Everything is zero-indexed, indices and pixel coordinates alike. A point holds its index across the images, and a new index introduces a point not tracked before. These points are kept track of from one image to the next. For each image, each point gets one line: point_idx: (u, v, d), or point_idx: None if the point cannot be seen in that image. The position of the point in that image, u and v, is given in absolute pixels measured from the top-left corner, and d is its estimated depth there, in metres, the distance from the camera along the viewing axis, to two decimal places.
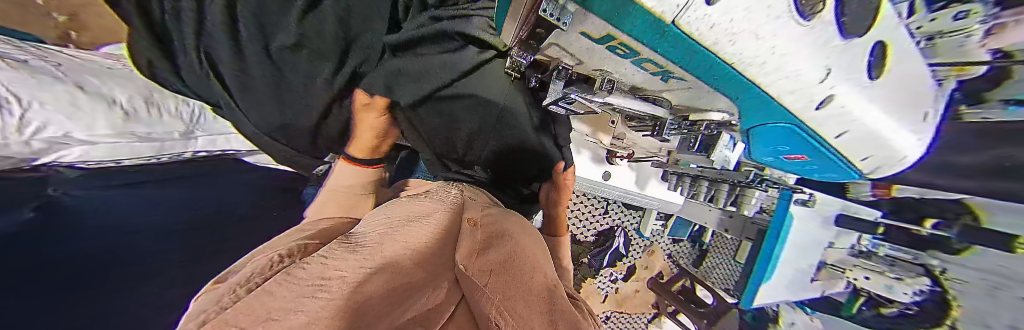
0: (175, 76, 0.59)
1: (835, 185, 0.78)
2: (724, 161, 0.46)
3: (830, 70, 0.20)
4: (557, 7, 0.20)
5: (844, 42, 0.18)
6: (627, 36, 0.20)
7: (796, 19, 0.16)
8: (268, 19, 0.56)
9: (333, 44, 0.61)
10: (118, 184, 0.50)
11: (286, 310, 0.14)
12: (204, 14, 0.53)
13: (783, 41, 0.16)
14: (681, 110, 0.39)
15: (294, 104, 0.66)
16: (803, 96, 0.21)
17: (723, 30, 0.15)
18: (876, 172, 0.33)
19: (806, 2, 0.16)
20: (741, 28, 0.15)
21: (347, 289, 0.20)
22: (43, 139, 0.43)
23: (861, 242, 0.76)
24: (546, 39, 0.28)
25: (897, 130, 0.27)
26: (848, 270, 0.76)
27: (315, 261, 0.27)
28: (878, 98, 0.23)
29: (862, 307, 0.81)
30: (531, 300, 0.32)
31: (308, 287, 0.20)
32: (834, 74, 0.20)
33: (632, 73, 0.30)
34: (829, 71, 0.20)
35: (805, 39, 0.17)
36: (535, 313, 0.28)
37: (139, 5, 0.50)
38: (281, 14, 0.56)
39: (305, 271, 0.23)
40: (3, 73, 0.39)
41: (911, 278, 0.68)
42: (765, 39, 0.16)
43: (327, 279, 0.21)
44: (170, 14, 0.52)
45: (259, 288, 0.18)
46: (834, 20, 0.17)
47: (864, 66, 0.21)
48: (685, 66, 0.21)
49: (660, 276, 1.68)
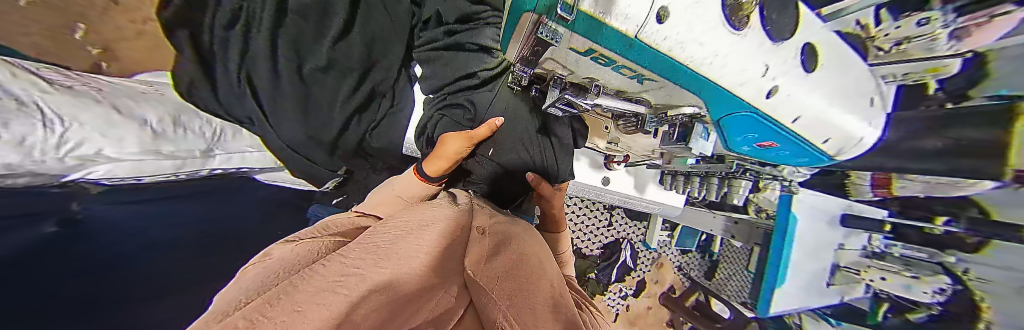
0: (211, 96, 0.63)
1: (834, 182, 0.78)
2: (702, 147, 0.49)
3: (769, 66, 0.23)
4: (549, 30, 0.23)
5: (776, 44, 0.23)
6: (608, 50, 0.22)
7: (730, 29, 0.20)
8: (304, 47, 0.65)
9: (358, 64, 0.70)
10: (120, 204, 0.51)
11: (306, 302, 0.15)
12: (248, 40, 0.61)
13: (724, 46, 0.20)
14: (660, 107, 0.41)
15: (319, 117, 0.71)
16: (754, 91, 0.24)
17: (673, 41, 0.19)
18: (841, 153, 0.34)
19: (735, 18, 0.20)
20: (686, 37, 0.19)
21: (360, 288, 0.20)
22: (76, 156, 0.43)
23: (873, 243, 0.75)
24: (544, 54, 0.31)
25: (848, 118, 0.29)
26: (864, 272, 0.73)
27: (333, 259, 0.27)
28: (820, 89, 0.26)
29: (887, 314, 0.78)
30: (537, 307, 0.32)
31: (326, 281, 0.20)
32: (773, 68, 0.23)
33: (614, 78, 0.33)
34: (768, 67, 0.23)
35: (741, 44, 0.21)
36: (540, 321, 0.28)
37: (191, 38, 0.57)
38: (315, 44, 0.66)
39: (320, 267, 0.24)
40: (55, 97, 0.42)
41: (931, 276, 0.66)
42: (706, 46, 0.20)
43: (344, 275, 0.22)
44: (219, 42, 0.60)
45: (284, 283, 0.20)
46: (761, 26, 0.21)
47: (800, 63, 0.24)
48: (654, 71, 0.24)
49: (672, 290, 1.61)
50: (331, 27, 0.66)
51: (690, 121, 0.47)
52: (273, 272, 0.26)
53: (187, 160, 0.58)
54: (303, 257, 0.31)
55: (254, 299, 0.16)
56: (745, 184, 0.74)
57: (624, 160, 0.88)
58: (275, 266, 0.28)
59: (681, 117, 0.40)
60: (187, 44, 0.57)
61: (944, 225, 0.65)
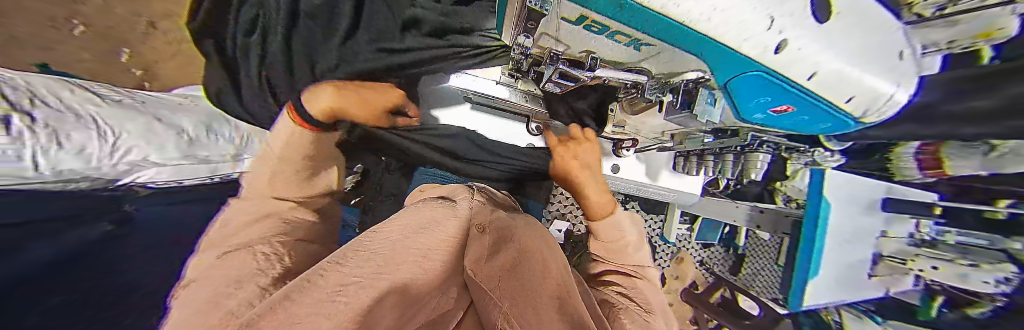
0: (238, 106, 0.70)
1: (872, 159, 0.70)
2: (708, 115, 0.44)
3: (776, 18, 0.20)
4: None
5: None
6: (598, 14, 0.22)
7: None
8: (314, 47, 0.67)
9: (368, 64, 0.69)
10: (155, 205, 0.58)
11: (317, 309, 0.13)
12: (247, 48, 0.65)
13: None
14: (663, 77, 0.40)
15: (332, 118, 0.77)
16: (758, 49, 0.22)
17: None
18: (869, 116, 0.31)
19: None
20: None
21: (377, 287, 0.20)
22: (128, 162, 0.49)
23: (922, 230, 0.68)
24: (536, 30, 0.31)
25: (874, 72, 0.26)
26: (914, 260, 0.67)
27: (331, 265, 0.26)
28: (840, 41, 0.23)
29: (943, 309, 0.71)
30: (538, 308, 0.33)
31: (336, 287, 0.19)
32: (782, 20, 0.20)
33: (613, 48, 0.32)
34: (774, 20, 0.20)
35: None
36: (544, 321, 0.29)
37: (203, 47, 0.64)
38: (324, 43, 0.67)
39: (319, 276, 0.22)
40: (106, 109, 0.49)
41: (991, 264, 0.60)
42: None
43: (355, 282, 0.21)
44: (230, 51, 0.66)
45: (286, 290, 0.18)
46: None
47: (812, 13, 0.21)
48: (649, 32, 0.23)
49: (694, 286, 1.54)
50: (339, 27, 0.66)
51: (695, 87, 0.42)
52: (258, 284, 0.26)
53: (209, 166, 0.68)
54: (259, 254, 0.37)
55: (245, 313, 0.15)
56: (762, 157, 0.63)
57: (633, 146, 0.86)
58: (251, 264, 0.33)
59: (684, 82, 0.38)
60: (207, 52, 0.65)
61: (1007, 206, 0.57)
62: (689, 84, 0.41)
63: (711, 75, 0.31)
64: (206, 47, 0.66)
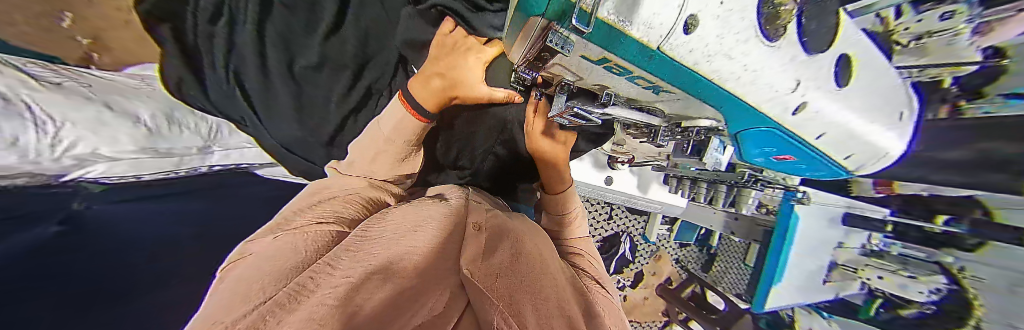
0: (203, 95, 0.71)
1: (838, 183, 0.77)
2: (716, 164, 0.47)
3: (801, 81, 0.19)
4: (560, 38, 0.21)
5: (811, 57, 0.19)
6: (622, 59, 0.21)
7: (766, 42, 0.16)
8: (295, 43, 0.66)
9: (351, 60, 0.70)
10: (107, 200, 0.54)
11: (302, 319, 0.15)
12: (235, 30, 0.63)
13: (757, 60, 0.17)
14: (673, 118, 0.39)
15: (312, 116, 0.77)
16: (778, 108, 0.21)
17: (701, 53, 0.16)
18: (864, 167, 0.32)
19: (768, 25, 0.17)
20: (717, 50, 0.16)
21: (365, 293, 0.23)
22: None
23: (872, 241, 0.75)
24: (550, 60, 0.30)
25: (879, 131, 0.27)
26: (861, 271, 0.76)
27: (325, 269, 0.27)
28: (856, 104, 0.23)
29: (880, 309, 0.81)
30: (537, 311, 0.32)
31: (321, 294, 0.21)
32: (806, 83, 0.20)
33: (628, 87, 0.31)
34: (799, 82, 0.19)
35: (776, 58, 0.17)
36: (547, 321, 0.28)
37: (174, 33, 0.61)
38: (307, 38, 0.66)
39: (314, 281, 0.24)
40: None
41: (927, 276, 0.67)
42: (738, 59, 0.16)
43: (337, 287, 0.22)
44: (202, 38, 0.63)
45: (278, 300, 0.19)
46: (797, 39, 0.18)
47: (832, 78, 0.21)
48: (673, 83, 0.22)
49: (668, 281, 1.65)
50: (322, 22, 0.65)
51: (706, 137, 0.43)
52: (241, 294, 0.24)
53: (151, 157, 0.68)
54: (316, 240, 0.36)
55: (250, 313, 0.17)
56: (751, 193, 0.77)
57: (628, 161, 0.87)
58: (303, 245, 0.35)
59: (696, 129, 0.39)
60: (170, 37, 0.61)
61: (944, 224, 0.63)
62: (701, 132, 0.41)
63: (725, 125, 0.31)
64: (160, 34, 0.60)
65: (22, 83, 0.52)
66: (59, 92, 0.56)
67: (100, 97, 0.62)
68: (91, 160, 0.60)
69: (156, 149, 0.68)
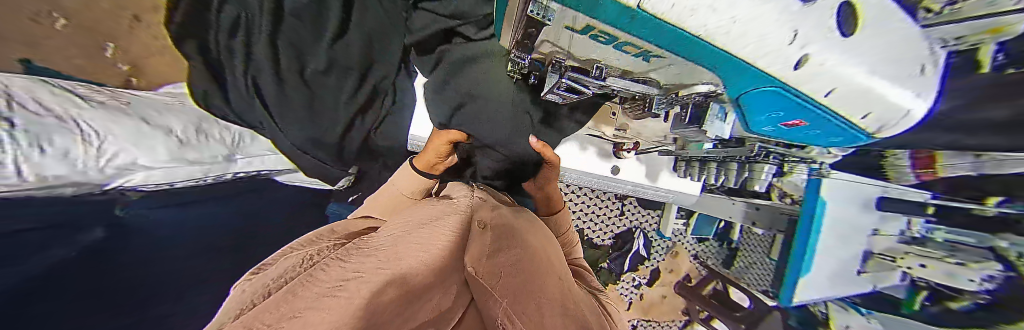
0: (225, 105, 0.73)
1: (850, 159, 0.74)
2: (719, 132, 0.46)
3: (800, 33, 0.19)
4: (541, 7, 0.23)
5: (804, 5, 0.17)
6: (604, 23, 0.22)
7: None
8: (305, 50, 0.77)
9: (356, 64, 0.82)
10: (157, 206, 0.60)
11: (307, 308, 0.15)
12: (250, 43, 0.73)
13: (746, 11, 0.16)
14: (672, 89, 0.41)
15: (323, 112, 0.82)
16: (778, 63, 0.21)
17: (683, 7, 0.16)
18: (883, 132, 0.31)
19: None
20: (701, 4, 0.16)
21: (373, 281, 0.22)
22: (116, 166, 0.49)
23: (912, 228, 0.70)
24: (538, 36, 0.31)
25: (899, 92, 0.26)
26: (901, 259, 0.69)
27: (331, 265, 0.28)
28: (868, 58, 0.22)
29: (926, 302, 0.76)
30: (542, 305, 0.31)
31: (327, 287, 0.21)
32: (807, 35, 0.19)
33: (618, 58, 0.32)
34: (797, 35, 0.19)
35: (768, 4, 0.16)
36: (546, 319, 0.27)
37: (200, 48, 0.69)
38: (314, 44, 0.78)
39: (321, 274, 0.25)
40: (92, 112, 0.49)
41: (977, 262, 0.61)
42: (724, 12, 0.16)
43: (344, 279, 0.23)
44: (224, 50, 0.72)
45: (285, 292, 0.20)
46: None
47: (838, 26, 0.19)
48: (661, 44, 0.22)
49: (687, 279, 1.58)
50: (324, 30, 0.77)
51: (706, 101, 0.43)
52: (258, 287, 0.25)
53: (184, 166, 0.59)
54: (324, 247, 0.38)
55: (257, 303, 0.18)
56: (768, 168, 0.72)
57: (633, 148, 0.84)
58: (302, 257, 0.35)
59: (695, 97, 0.39)
60: (195, 52, 0.68)
61: (996, 206, 0.58)
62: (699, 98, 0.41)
63: (723, 89, 0.31)
64: (189, 50, 0.68)
65: (71, 102, 0.48)
66: (102, 108, 0.51)
67: (134, 112, 0.56)
68: (132, 170, 0.52)
69: (188, 158, 0.60)
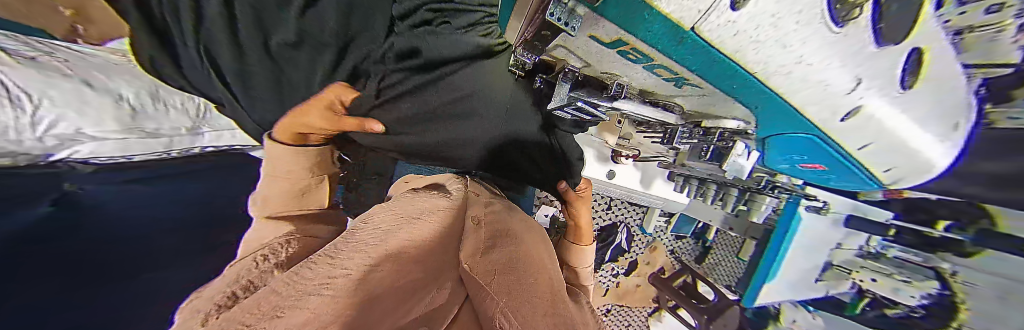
0: (178, 73, 0.64)
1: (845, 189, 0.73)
2: (737, 170, 0.40)
3: (859, 79, 0.18)
4: (568, 12, 0.20)
5: (876, 49, 0.16)
6: (640, 41, 0.19)
7: (829, 27, 0.13)
8: (267, 14, 0.57)
9: (332, 38, 0.61)
10: (127, 181, 0.64)
11: (290, 307, 0.14)
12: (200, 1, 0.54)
13: (813, 53, 0.15)
14: (693, 115, 0.39)
15: (293, 96, 0.68)
16: (825, 106, 0.21)
17: (746, 38, 0.14)
18: (891, 175, 0.32)
19: (841, 7, 0.13)
20: (768, 37, 0.14)
21: (365, 276, 0.22)
22: (55, 135, 0.57)
23: (870, 244, 0.75)
24: (551, 41, 0.28)
25: (928, 142, 0.25)
26: (855, 272, 0.78)
27: (322, 260, 0.26)
28: (912, 106, 0.21)
29: (867, 307, 0.82)
30: (538, 303, 0.32)
31: (311, 285, 0.19)
32: (864, 83, 0.18)
33: (644, 77, 0.29)
34: (856, 80, 0.18)
35: (838, 47, 0.15)
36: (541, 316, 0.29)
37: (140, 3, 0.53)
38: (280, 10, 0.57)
39: (306, 271, 0.23)
40: (21, 72, 0.53)
41: (920, 281, 0.67)
42: (792, 50, 0.15)
43: (331, 278, 0.21)
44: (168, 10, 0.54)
45: (266, 289, 0.19)
46: (873, 27, 0.15)
47: (902, 75, 0.18)
48: (703, 74, 0.21)
49: (661, 271, 1.67)
50: None
51: (732, 137, 0.39)
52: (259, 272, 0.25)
53: (139, 138, 0.66)
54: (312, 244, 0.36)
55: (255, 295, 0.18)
56: (767, 201, 0.77)
57: (633, 155, 0.85)
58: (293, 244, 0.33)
59: (721, 132, 0.40)
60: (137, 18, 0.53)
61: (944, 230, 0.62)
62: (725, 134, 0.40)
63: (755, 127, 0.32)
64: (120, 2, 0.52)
65: None
66: (33, 67, 0.55)
67: (76, 72, 0.60)
68: (76, 139, 0.59)
69: (144, 129, 0.67)
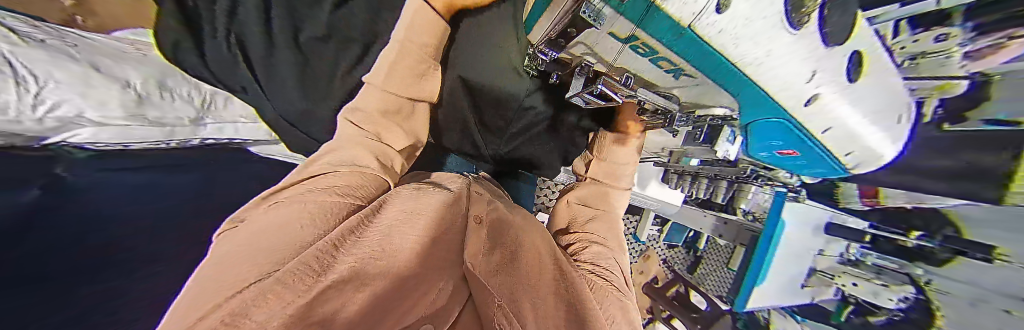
0: (199, 62, 0.67)
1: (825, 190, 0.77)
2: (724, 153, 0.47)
3: (818, 73, 0.20)
4: (594, 10, 0.23)
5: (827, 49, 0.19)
6: (650, 37, 0.22)
7: (788, 29, 0.17)
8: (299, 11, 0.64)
9: (358, 34, 0.67)
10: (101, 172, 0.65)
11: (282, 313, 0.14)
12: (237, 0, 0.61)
13: (782, 49, 0.17)
14: (691, 106, 0.41)
15: (315, 87, 0.73)
16: (792, 98, 0.23)
17: (730, 36, 0.17)
18: (857, 165, 0.36)
19: (796, 14, 0.16)
20: (746, 37, 0.16)
21: (361, 282, 0.22)
22: (55, 117, 0.57)
23: (850, 251, 0.79)
24: (575, 37, 0.32)
25: (877, 135, 0.30)
26: (838, 276, 0.80)
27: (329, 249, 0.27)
28: (859, 100, 0.25)
29: (851, 315, 0.86)
30: (540, 307, 0.34)
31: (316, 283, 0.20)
32: (822, 76, 0.21)
33: (648, 69, 0.32)
34: (816, 74, 0.20)
35: (800, 46, 0.18)
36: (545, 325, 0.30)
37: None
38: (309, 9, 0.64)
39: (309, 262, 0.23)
40: (26, 52, 0.53)
41: (897, 285, 0.71)
42: (763, 47, 0.17)
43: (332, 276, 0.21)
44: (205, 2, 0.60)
45: (272, 282, 0.19)
46: (818, 29, 0.18)
47: (847, 70, 0.22)
48: (698, 65, 0.23)
49: (655, 281, 1.68)
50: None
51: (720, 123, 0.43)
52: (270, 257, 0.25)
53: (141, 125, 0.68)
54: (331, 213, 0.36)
55: (249, 296, 0.18)
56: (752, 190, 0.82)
57: None
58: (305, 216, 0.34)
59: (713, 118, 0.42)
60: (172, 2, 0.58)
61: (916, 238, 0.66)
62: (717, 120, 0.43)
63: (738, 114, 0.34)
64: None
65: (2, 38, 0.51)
66: (40, 48, 0.55)
67: (84, 57, 0.60)
68: (76, 122, 0.60)
69: (147, 117, 0.68)
